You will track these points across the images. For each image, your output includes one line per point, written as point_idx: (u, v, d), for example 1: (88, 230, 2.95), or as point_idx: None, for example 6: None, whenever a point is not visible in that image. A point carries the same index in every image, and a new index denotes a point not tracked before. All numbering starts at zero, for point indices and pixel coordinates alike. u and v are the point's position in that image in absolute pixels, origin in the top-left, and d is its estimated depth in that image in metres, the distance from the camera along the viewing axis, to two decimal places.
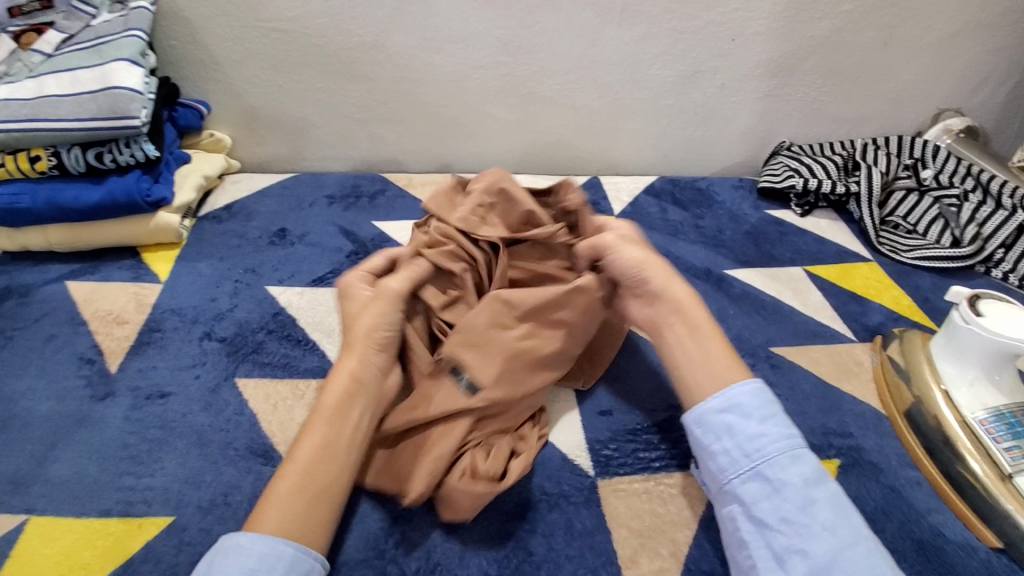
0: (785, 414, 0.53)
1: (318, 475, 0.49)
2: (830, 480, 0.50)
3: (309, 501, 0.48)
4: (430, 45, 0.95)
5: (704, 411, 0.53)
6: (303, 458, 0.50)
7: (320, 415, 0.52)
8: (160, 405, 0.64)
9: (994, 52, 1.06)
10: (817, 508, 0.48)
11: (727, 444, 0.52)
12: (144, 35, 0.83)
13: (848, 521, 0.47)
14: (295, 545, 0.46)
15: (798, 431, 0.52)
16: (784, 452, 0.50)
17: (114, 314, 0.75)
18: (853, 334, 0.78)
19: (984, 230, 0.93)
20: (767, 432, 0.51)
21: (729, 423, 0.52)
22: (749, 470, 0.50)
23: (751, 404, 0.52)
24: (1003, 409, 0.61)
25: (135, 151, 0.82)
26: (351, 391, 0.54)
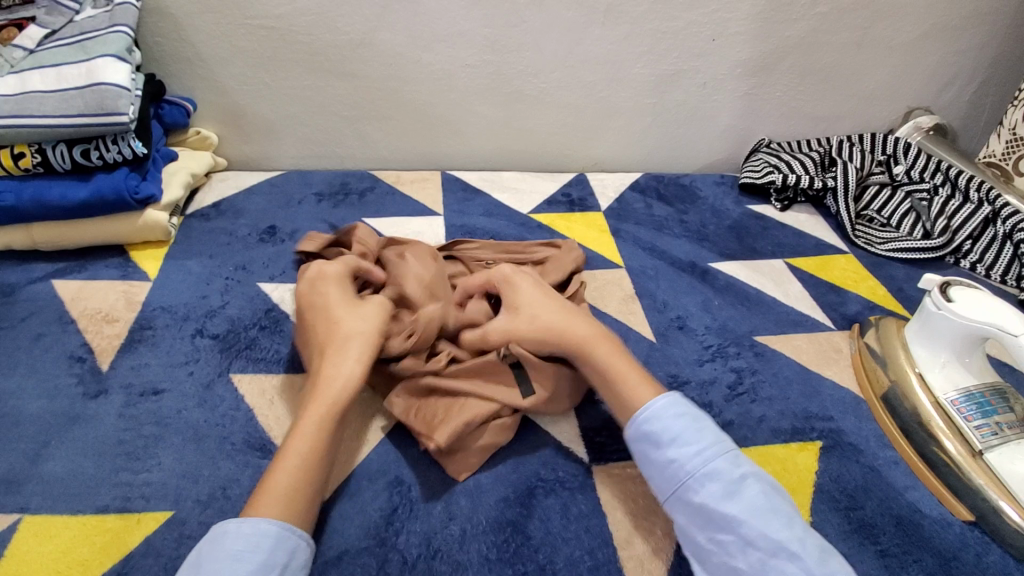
0: (694, 428, 0.54)
1: (310, 464, 0.51)
2: (753, 485, 0.51)
3: (305, 493, 0.50)
4: (418, 44, 0.96)
5: (628, 443, 0.57)
6: (302, 449, 0.51)
7: (320, 406, 0.54)
8: (154, 402, 0.64)
9: (960, 53, 1.11)
10: (735, 522, 0.49)
11: (649, 471, 0.55)
12: (130, 31, 0.83)
13: (770, 524, 0.48)
14: (280, 524, 0.47)
15: (713, 444, 0.53)
16: (696, 471, 0.52)
17: (103, 312, 0.74)
18: (831, 322, 0.81)
19: (953, 223, 0.97)
20: (677, 455, 0.53)
21: (646, 452, 0.55)
22: (672, 495, 0.53)
23: (659, 429, 0.54)
24: (973, 390, 0.64)
25: (123, 148, 0.81)
26: (352, 384, 0.56)
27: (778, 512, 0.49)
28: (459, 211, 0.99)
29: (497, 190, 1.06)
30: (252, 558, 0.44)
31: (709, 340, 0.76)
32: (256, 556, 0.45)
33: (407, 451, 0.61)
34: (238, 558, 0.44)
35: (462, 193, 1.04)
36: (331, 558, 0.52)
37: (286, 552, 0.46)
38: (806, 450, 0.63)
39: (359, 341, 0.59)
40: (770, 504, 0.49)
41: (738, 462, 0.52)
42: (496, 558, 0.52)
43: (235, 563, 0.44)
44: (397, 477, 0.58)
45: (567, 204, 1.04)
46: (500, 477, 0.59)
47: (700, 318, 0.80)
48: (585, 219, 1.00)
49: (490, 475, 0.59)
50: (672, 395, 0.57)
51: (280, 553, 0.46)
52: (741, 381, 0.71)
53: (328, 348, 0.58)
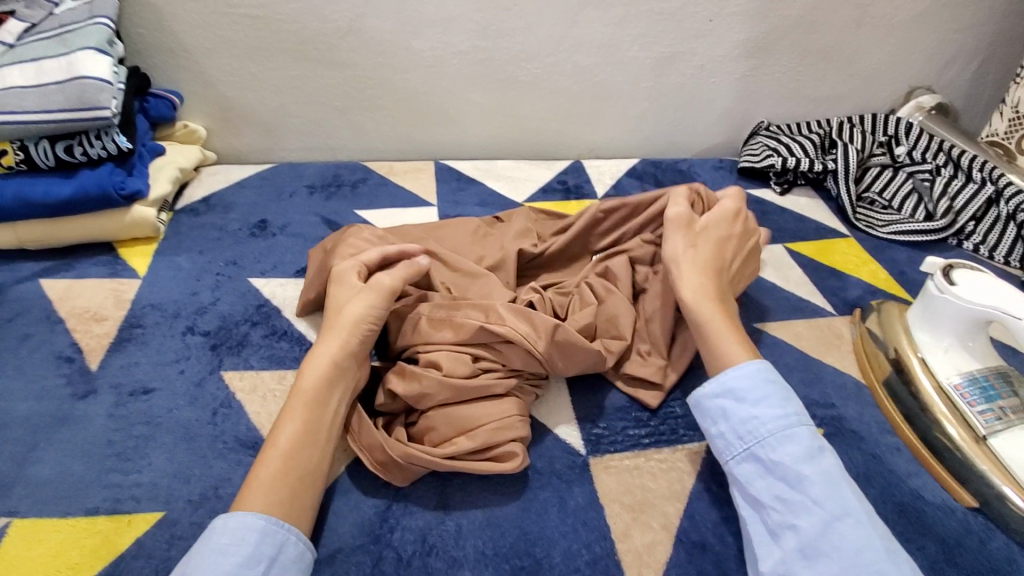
0: (783, 395, 0.54)
1: (296, 459, 0.51)
2: (826, 456, 0.51)
3: (294, 484, 0.50)
4: (408, 31, 0.94)
5: (702, 398, 0.57)
6: (285, 440, 0.51)
7: (298, 400, 0.54)
8: (145, 401, 0.63)
9: (964, 29, 1.09)
10: (806, 483, 0.49)
11: (722, 427, 0.55)
12: (111, 22, 0.81)
13: (841, 495, 0.48)
14: (265, 519, 0.47)
15: (797, 411, 0.53)
16: (778, 431, 0.52)
17: (91, 310, 0.73)
18: (833, 308, 0.80)
19: (956, 204, 0.95)
20: (759, 413, 0.53)
21: (723, 408, 0.56)
22: (743, 451, 0.53)
23: (743, 387, 0.55)
24: (976, 374, 0.62)
25: (107, 143, 0.79)
26: (326, 373, 0.56)
27: (845, 486, 0.49)
28: (453, 201, 0.98)
29: (492, 179, 1.04)
30: (240, 550, 0.45)
31: None
32: (242, 549, 0.45)
33: None
34: (224, 552, 0.44)
35: (456, 183, 1.02)
36: (325, 557, 0.51)
37: (272, 546, 0.46)
38: None
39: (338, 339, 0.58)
40: (836, 476, 0.50)
41: (815, 441, 0.52)
42: (492, 553, 0.52)
43: (220, 557, 0.44)
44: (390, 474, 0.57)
45: (563, 192, 1.02)
46: None
47: None
48: (581, 208, 0.99)
49: None
50: (761, 360, 0.57)
51: (267, 546, 0.45)
52: None
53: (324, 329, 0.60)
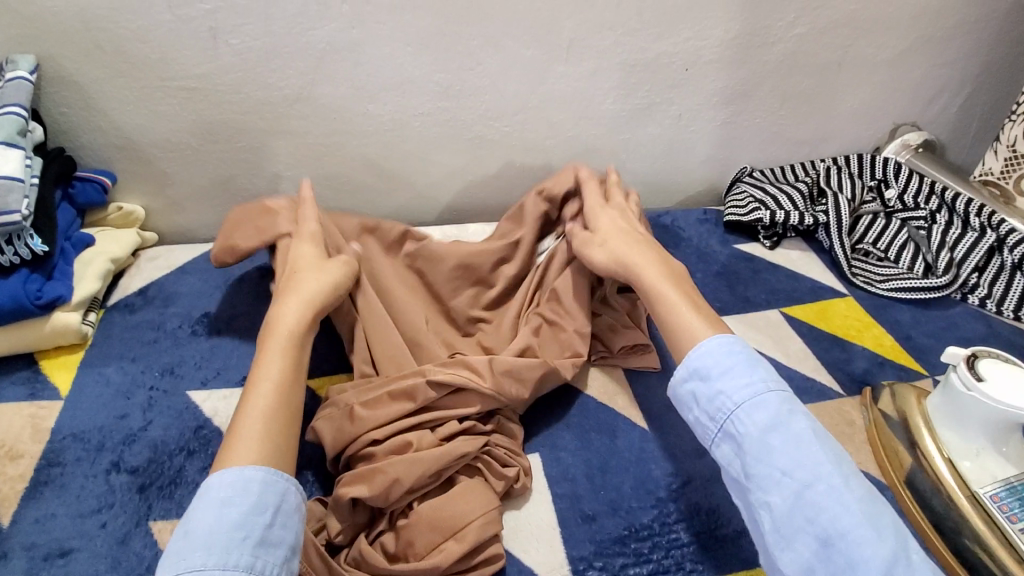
0: (748, 360, 0.53)
1: (285, 397, 0.53)
2: (800, 421, 0.49)
3: (282, 421, 0.52)
4: (364, 95, 0.87)
5: (675, 389, 0.55)
6: (244, 466, 0.47)
7: (279, 351, 0.57)
8: (61, 568, 0.54)
9: (946, 65, 1.05)
10: (773, 454, 0.48)
11: (697, 415, 0.53)
12: (25, 110, 0.71)
13: (819, 465, 0.46)
14: (263, 467, 0.47)
15: (768, 381, 0.51)
16: (744, 403, 0.50)
17: (3, 447, 0.63)
18: (840, 386, 0.73)
19: (957, 254, 0.90)
20: (723, 387, 0.51)
21: (693, 392, 0.53)
22: (719, 431, 0.51)
23: (705, 364, 0.53)
24: (1013, 481, 0.56)
25: (19, 249, 0.70)
26: (300, 325, 0.60)
27: (823, 453, 0.47)
28: None
29: None
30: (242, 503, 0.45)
31: None
32: (245, 500, 0.45)
33: None
34: (224, 509, 0.44)
35: None
36: None
37: (274, 496, 0.46)
38: None
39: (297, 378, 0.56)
40: (814, 443, 0.48)
41: (787, 404, 0.50)
42: None
43: (223, 508, 0.44)
44: None
45: None
46: None
47: None
48: None
49: None
50: (724, 335, 0.55)
51: (269, 495, 0.46)
52: None
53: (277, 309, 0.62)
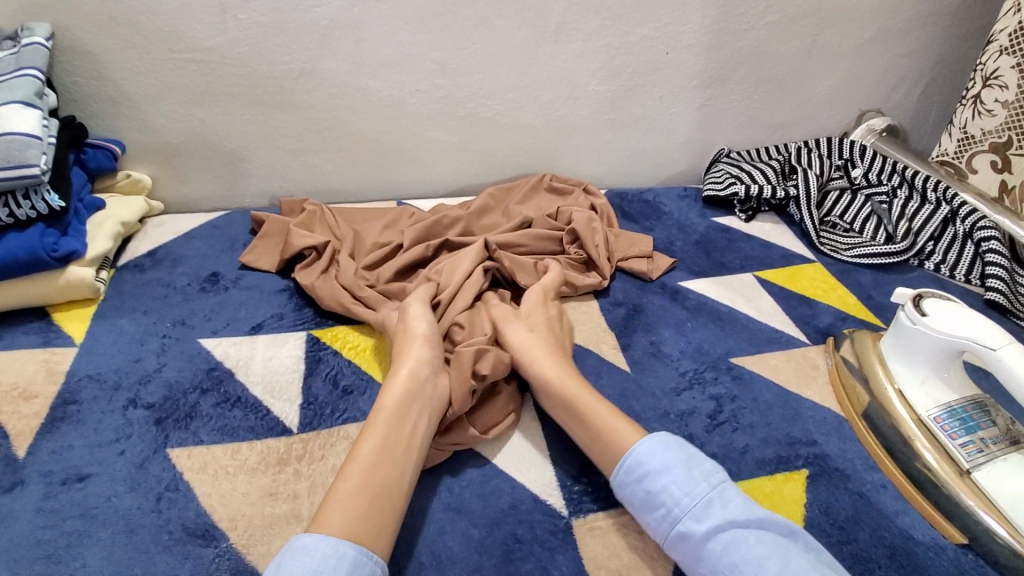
0: (659, 471, 0.53)
1: (378, 473, 0.52)
2: (721, 538, 0.48)
3: (373, 496, 0.50)
4: (365, 71, 0.92)
5: (621, 486, 0.55)
6: (369, 451, 0.53)
7: (382, 416, 0.56)
8: (79, 490, 0.57)
9: (906, 56, 1.13)
10: (736, 557, 0.47)
11: (646, 517, 0.53)
12: (40, 73, 0.75)
13: (757, 568, 0.46)
14: (356, 548, 0.46)
15: (707, 477, 0.52)
16: (693, 504, 0.51)
17: (20, 387, 0.66)
18: (806, 337, 0.79)
19: (915, 224, 0.98)
20: (666, 497, 0.52)
21: (642, 495, 0.53)
22: (676, 536, 0.51)
23: (630, 496, 0.54)
24: (954, 405, 0.62)
25: (36, 203, 0.74)
26: (408, 393, 0.58)
27: (752, 552, 0.47)
28: None
29: None
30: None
31: (685, 365, 0.73)
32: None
33: None
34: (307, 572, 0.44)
35: None
36: None
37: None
38: (793, 480, 0.61)
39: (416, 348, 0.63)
40: (739, 555, 0.47)
41: (705, 507, 0.50)
42: None
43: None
44: None
45: None
46: (473, 543, 0.54)
47: (675, 342, 0.77)
48: None
49: (463, 541, 0.54)
50: (660, 433, 0.56)
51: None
52: (720, 409, 0.68)
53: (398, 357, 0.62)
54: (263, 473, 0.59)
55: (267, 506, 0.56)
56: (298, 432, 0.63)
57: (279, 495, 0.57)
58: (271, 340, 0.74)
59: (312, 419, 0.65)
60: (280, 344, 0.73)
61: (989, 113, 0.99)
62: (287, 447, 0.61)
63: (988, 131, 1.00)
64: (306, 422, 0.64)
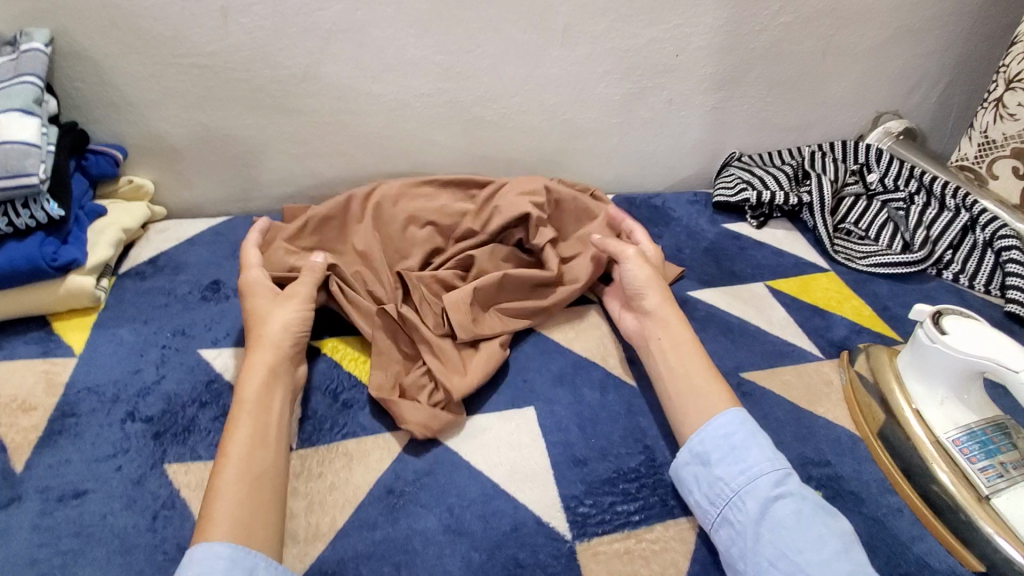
0: (749, 436, 0.58)
1: (251, 462, 0.55)
2: (789, 505, 0.53)
3: (250, 485, 0.53)
4: (368, 75, 0.90)
5: (702, 441, 0.59)
6: (241, 445, 0.55)
7: (242, 409, 0.58)
8: (75, 507, 0.56)
9: (925, 56, 1.10)
10: (801, 527, 0.51)
11: (716, 471, 0.56)
12: (40, 79, 0.75)
13: (816, 540, 0.50)
14: (233, 541, 0.49)
15: (784, 459, 0.57)
16: (771, 471, 0.55)
17: (19, 399, 0.66)
18: (820, 351, 0.77)
19: (933, 232, 0.95)
20: (750, 459, 0.56)
21: (720, 452, 0.57)
22: (740, 492, 0.55)
23: (708, 448, 0.58)
24: (974, 427, 0.60)
25: (36, 212, 0.73)
26: (263, 381, 0.60)
27: (814, 525, 0.51)
28: None
29: None
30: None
31: None
32: (217, 574, 0.47)
33: (371, 535, 0.55)
34: None
35: None
36: None
37: (244, 567, 0.48)
38: None
39: (263, 343, 0.64)
40: (805, 525, 0.51)
41: (782, 478, 0.55)
42: None
43: None
44: None
45: None
46: (474, 567, 0.52)
47: None
48: None
49: (463, 565, 0.53)
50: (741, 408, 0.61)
51: (240, 568, 0.48)
52: None
53: (252, 350, 0.64)
54: None
55: None
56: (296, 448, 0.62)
57: None
58: None
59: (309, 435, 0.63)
60: None
61: (1011, 117, 0.96)
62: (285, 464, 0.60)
63: (1009, 136, 0.97)
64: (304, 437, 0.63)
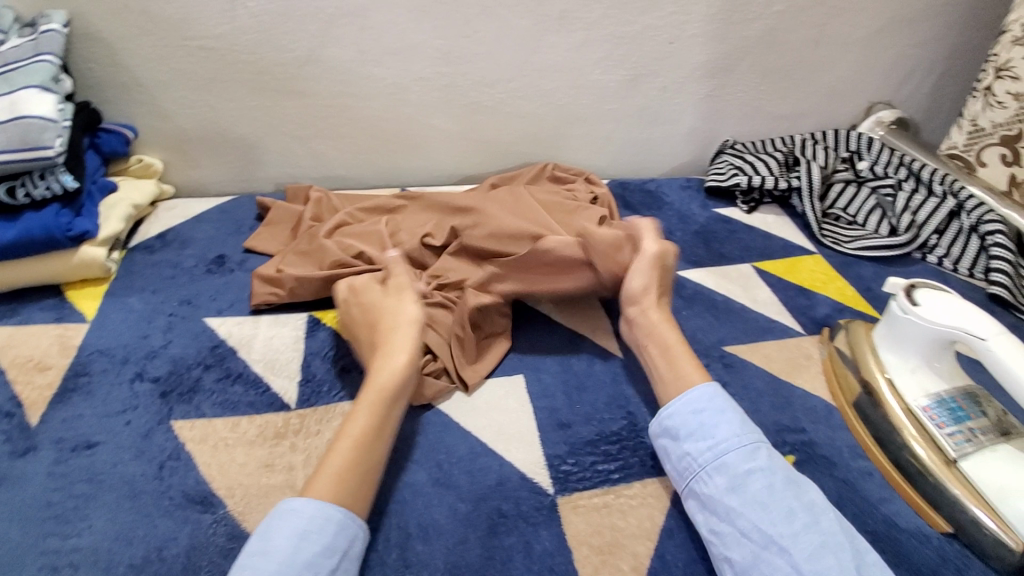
0: (718, 413, 0.58)
1: (365, 454, 0.54)
2: (759, 478, 0.53)
3: (359, 477, 0.53)
4: (369, 59, 0.93)
5: (674, 420, 0.59)
6: (355, 433, 0.55)
7: (371, 396, 0.58)
8: (87, 457, 0.59)
9: (918, 46, 1.11)
10: (767, 501, 0.51)
11: (685, 447, 0.57)
12: (56, 59, 0.78)
13: (783, 513, 0.51)
14: (339, 518, 0.50)
15: (757, 435, 0.57)
16: (742, 447, 0.55)
17: (35, 359, 0.69)
18: (801, 327, 0.79)
19: (919, 217, 0.97)
20: (718, 437, 0.56)
21: (692, 431, 0.58)
22: (711, 467, 0.55)
23: (678, 425, 0.59)
24: (944, 395, 0.62)
25: (52, 183, 0.77)
26: (400, 374, 0.60)
27: (783, 497, 0.52)
28: None
29: None
30: (319, 540, 0.49)
31: None
32: (321, 538, 0.49)
33: None
34: (300, 535, 0.48)
35: None
36: None
37: (346, 539, 0.50)
38: None
39: (406, 332, 0.64)
40: (773, 497, 0.52)
41: (751, 453, 0.55)
42: None
43: (303, 541, 0.48)
44: None
45: None
46: (460, 517, 0.55)
47: None
48: None
49: (449, 515, 0.56)
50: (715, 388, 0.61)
51: (342, 539, 0.49)
52: None
53: (383, 342, 0.64)
54: (260, 446, 0.61)
55: (263, 476, 0.58)
56: (296, 408, 0.65)
57: (275, 466, 0.59)
58: (273, 320, 0.76)
59: (308, 397, 0.67)
60: (280, 324, 0.75)
61: (1000, 105, 0.98)
62: (285, 422, 0.64)
63: (998, 123, 0.99)
64: (304, 399, 0.66)
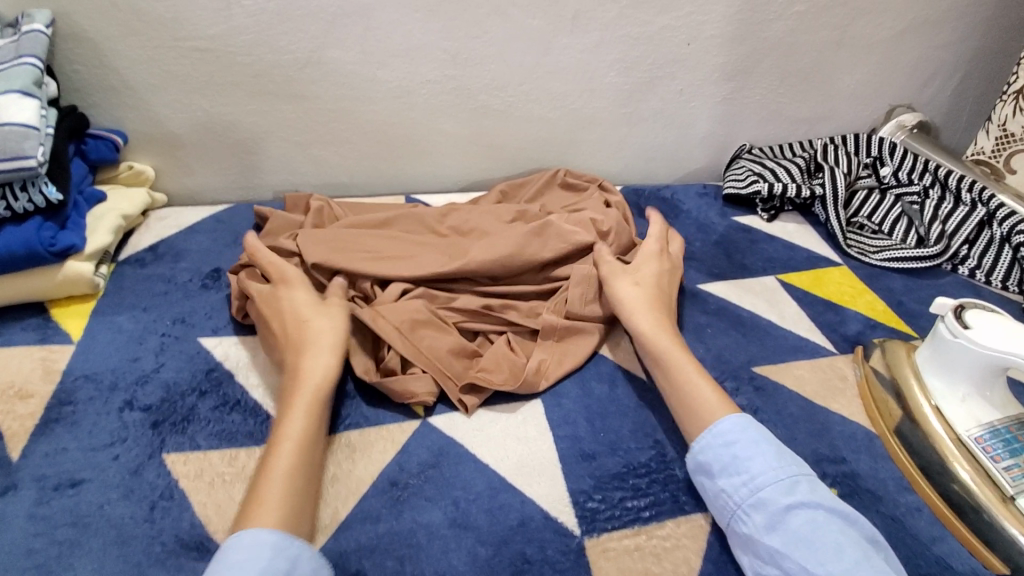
0: (752, 442, 0.53)
1: (306, 457, 0.53)
2: (801, 514, 0.48)
3: (304, 482, 0.52)
4: (373, 60, 0.88)
5: (705, 453, 0.55)
6: (294, 434, 0.54)
7: (304, 399, 0.57)
8: (71, 497, 0.54)
9: (942, 48, 1.07)
10: (813, 540, 0.47)
11: (719, 482, 0.53)
12: (40, 62, 0.73)
13: (835, 551, 0.46)
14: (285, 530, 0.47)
15: (796, 463, 0.53)
16: (779, 478, 0.51)
17: (16, 386, 0.64)
18: (833, 346, 0.75)
19: (948, 227, 0.93)
20: (753, 469, 0.52)
21: (725, 464, 0.53)
22: (749, 503, 0.51)
23: (711, 459, 0.54)
24: (997, 425, 0.58)
25: (34, 195, 0.71)
26: (330, 376, 0.59)
27: (830, 534, 0.47)
28: None
29: None
30: (256, 565, 0.44)
31: (704, 374, 0.70)
32: (259, 564, 0.44)
33: (374, 528, 0.53)
34: (239, 566, 0.44)
35: None
36: None
37: (287, 560, 0.45)
38: None
39: (330, 332, 0.63)
40: (819, 537, 0.47)
41: (790, 486, 0.50)
42: None
43: (239, 571, 0.43)
44: (359, 573, 0.50)
45: None
46: (480, 563, 0.51)
47: (693, 349, 0.73)
48: None
49: (468, 561, 0.51)
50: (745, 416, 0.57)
51: (281, 561, 0.45)
52: None
53: (304, 344, 0.62)
54: None
55: None
56: None
57: None
58: None
59: None
60: None
61: None
62: None
63: None
64: None
